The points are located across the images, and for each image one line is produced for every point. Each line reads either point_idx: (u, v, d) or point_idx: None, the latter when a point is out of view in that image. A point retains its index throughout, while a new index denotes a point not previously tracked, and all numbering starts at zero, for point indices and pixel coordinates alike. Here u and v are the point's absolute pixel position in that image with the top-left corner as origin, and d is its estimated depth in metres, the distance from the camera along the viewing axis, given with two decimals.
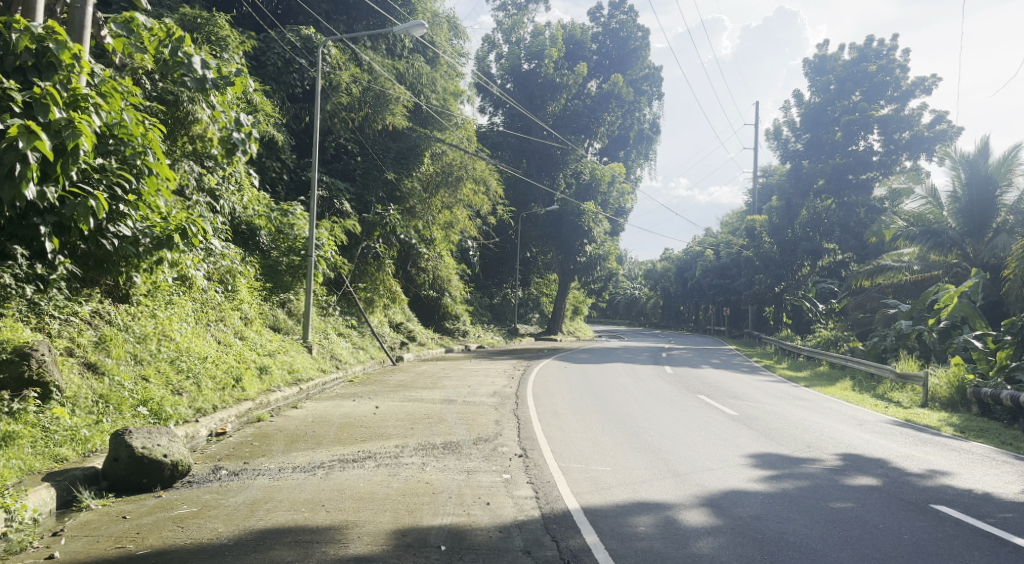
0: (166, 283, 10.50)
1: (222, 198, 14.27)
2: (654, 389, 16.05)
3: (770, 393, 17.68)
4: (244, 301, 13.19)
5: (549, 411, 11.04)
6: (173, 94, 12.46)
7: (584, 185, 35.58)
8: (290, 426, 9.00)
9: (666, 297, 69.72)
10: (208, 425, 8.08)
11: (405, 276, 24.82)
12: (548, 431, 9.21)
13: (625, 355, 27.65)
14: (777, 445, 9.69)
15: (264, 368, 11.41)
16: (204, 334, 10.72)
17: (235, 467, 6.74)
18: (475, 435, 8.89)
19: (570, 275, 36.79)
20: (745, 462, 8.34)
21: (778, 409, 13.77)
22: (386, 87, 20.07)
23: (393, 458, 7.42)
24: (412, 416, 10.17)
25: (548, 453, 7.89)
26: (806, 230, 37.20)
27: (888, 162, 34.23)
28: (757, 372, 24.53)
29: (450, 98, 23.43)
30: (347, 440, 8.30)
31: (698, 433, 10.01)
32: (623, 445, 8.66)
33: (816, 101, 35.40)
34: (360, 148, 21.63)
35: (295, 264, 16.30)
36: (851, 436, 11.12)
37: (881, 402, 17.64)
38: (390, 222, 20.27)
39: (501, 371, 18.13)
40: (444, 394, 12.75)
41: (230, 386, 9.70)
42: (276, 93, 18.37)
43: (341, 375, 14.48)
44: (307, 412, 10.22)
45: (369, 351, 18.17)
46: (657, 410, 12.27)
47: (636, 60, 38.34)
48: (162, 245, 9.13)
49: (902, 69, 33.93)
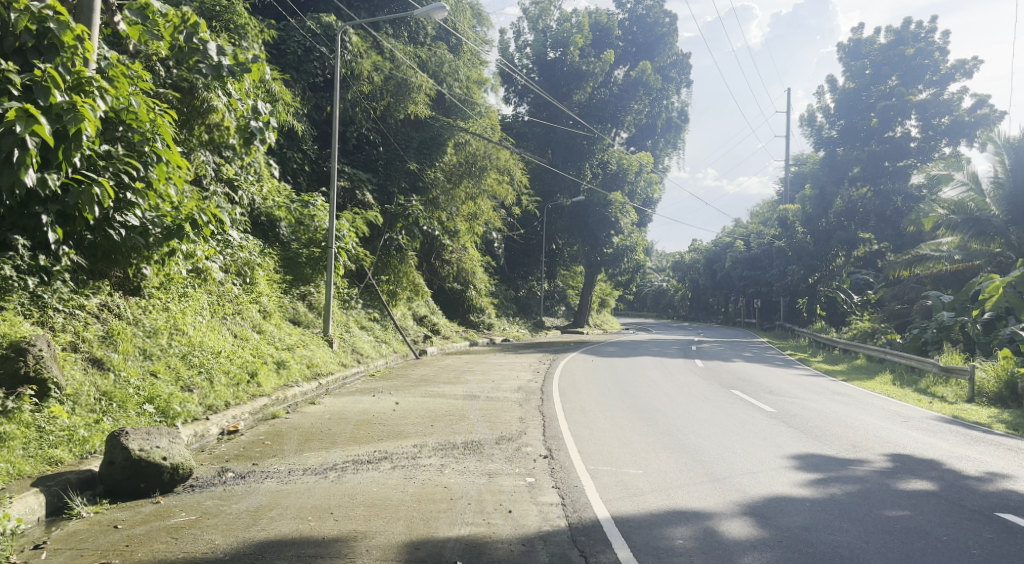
0: (180, 275, 10.19)
1: (240, 188, 14.09)
2: (686, 384, 15.49)
3: (806, 388, 16.95)
4: (263, 293, 12.84)
5: (576, 408, 10.55)
6: (188, 81, 12.03)
7: (611, 175, 34.95)
8: (306, 424, 8.62)
9: (695, 289, 68.82)
10: (219, 423, 7.74)
11: (428, 268, 24.43)
12: (575, 430, 8.74)
13: (653, 348, 27.02)
14: (820, 445, 9.10)
15: (282, 362, 11.05)
16: (220, 328, 10.36)
17: (242, 469, 6.35)
18: (497, 433, 8.42)
19: (597, 267, 36.22)
20: (787, 465, 7.78)
21: (818, 405, 13.12)
22: (408, 75, 19.67)
23: (410, 460, 6.98)
24: (433, 413, 9.72)
25: (575, 454, 7.42)
26: (840, 219, 36.09)
27: (926, 148, 32.99)
28: (791, 366, 23.74)
29: (473, 86, 22.91)
30: (363, 439, 7.87)
31: (734, 432, 9.45)
32: (654, 445, 8.14)
33: (851, 86, 34.39)
34: (382, 138, 21.21)
35: (315, 256, 15.84)
36: (897, 434, 10.47)
37: (925, 397, 16.87)
38: (413, 213, 20.13)
39: (526, 364, 17.66)
40: (467, 389, 12.31)
41: (245, 381, 9.34)
42: (298, 82, 17.98)
43: (362, 369, 14.14)
44: (325, 408, 9.83)
45: (391, 344, 17.81)
46: (690, 407, 11.68)
47: (664, 47, 37.43)
48: (173, 235, 8.83)
49: (941, 52, 32.54)
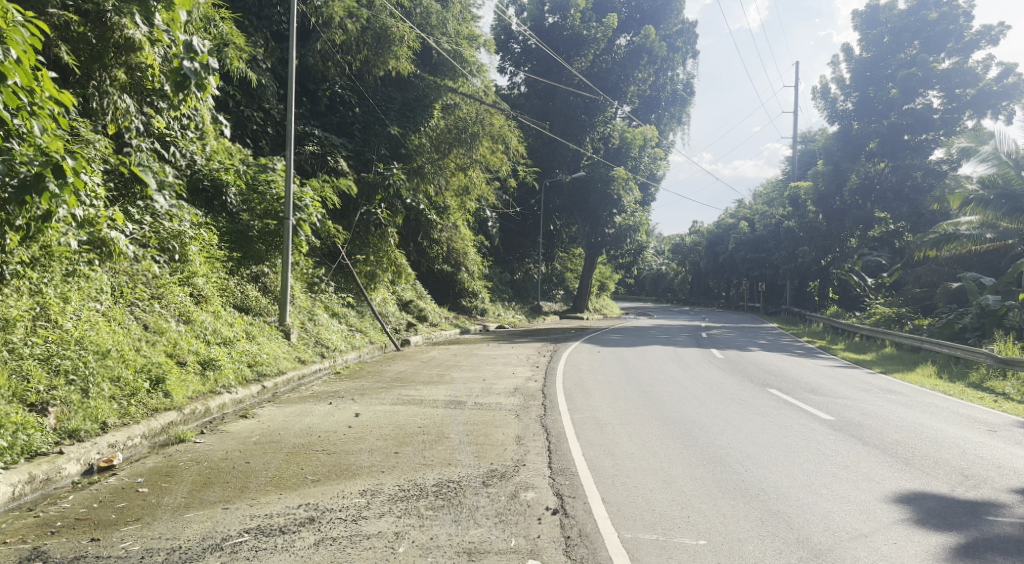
0: (67, 248, 7.74)
1: (173, 145, 11.67)
2: (713, 381, 13.08)
3: (848, 384, 14.53)
4: (197, 273, 10.34)
5: (589, 421, 8.17)
6: (93, 2, 9.29)
7: (614, 149, 32.49)
8: (217, 454, 6.15)
9: (697, 271, 66.66)
10: (81, 459, 5.43)
11: (415, 248, 22.09)
12: (593, 460, 6.36)
13: (661, 335, 24.61)
14: (926, 477, 6.71)
15: (211, 360, 8.50)
16: (124, 319, 7.92)
17: (65, 556, 3.98)
18: (486, 467, 5.98)
19: (598, 248, 33.90)
20: (904, 518, 5.36)
21: (882, 411, 10.68)
22: (388, 23, 17.02)
23: (350, 524, 4.56)
24: (402, 432, 7.25)
25: (598, 506, 5.08)
26: (855, 197, 33.16)
27: (950, 120, 29.66)
28: (813, 355, 21.36)
29: (464, 43, 20.21)
30: (290, 481, 5.42)
31: (803, 458, 7.07)
32: (708, 484, 5.78)
33: (868, 55, 31.56)
34: (359, 98, 18.69)
35: (270, 230, 13.01)
36: (1004, 453, 8.06)
37: (985, 395, 14.45)
38: (394, 183, 17.58)
39: (523, 356, 15.19)
40: (451, 392, 9.89)
41: (144, 391, 6.87)
42: (258, 31, 15.61)
43: (326, 366, 11.63)
44: (258, 425, 7.37)
45: (368, 334, 15.36)
46: (730, 416, 9.25)
47: (670, 12, 34.63)
48: (29, 189, 6.31)
49: (968, 17, 29.50)
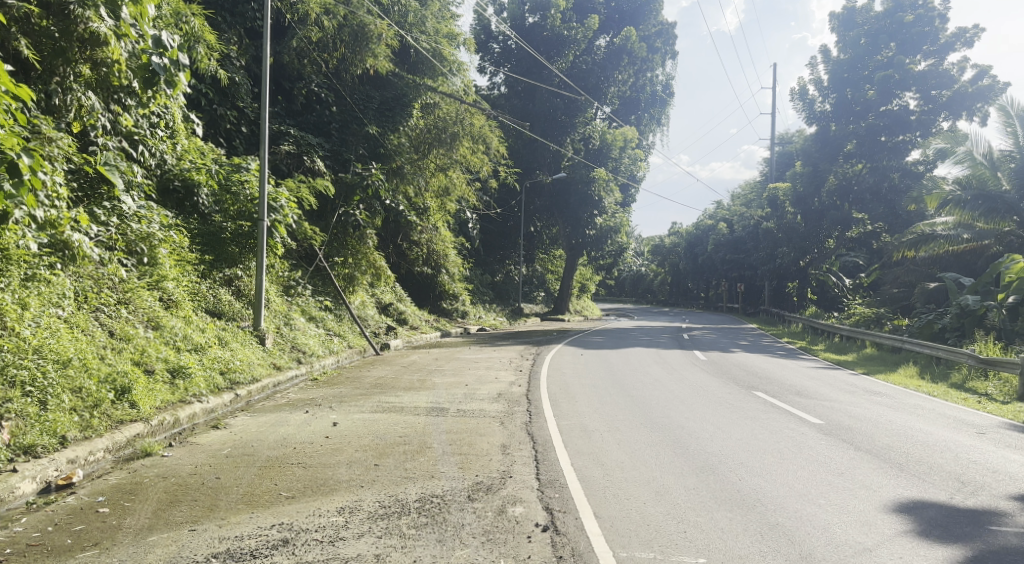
0: (26, 251, 7.35)
1: (143, 144, 11.25)
2: (698, 384, 12.87)
3: (834, 386, 14.40)
4: (167, 276, 9.94)
5: (575, 428, 7.90)
6: None
7: (595, 150, 32.36)
8: (186, 469, 5.81)
9: (677, 272, 66.83)
10: (36, 477, 5.07)
11: (395, 250, 21.74)
12: (583, 470, 6.10)
13: (643, 337, 24.46)
14: (922, 484, 6.52)
15: (182, 368, 8.13)
16: (88, 326, 7.55)
17: None
18: (470, 480, 5.69)
19: (579, 249, 33.73)
20: (907, 530, 5.14)
21: (870, 414, 10.53)
22: (365, 20, 16.64)
23: (327, 546, 4.26)
24: (382, 442, 6.93)
25: (591, 521, 4.82)
26: (834, 198, 33.29)
27: (926, 122, 29.91)
28: (795, 355, 21.29)
29: (444, 41, 19.88)
30: (262, 498, 5.09)
31: (796, 465, 6.87)
32: (703, 495, 5.55)
33: (845, 57, 31.62)
34: (336, 97, 18.34)
35: (243, 232, 12.65)
36: (997, 457, 7.91)
37: (968, 396, 14.41)
38: (373, 183, 17.12)
39: (506, 360, 14.92)
40: (433, 398, 9.57)
41: (109, 402, 6.50)
42: (231, 28, 15.17)
43: (302, 372, 11.26)
44: (229, 436, 7.02)
45: (346, 338, 14.99)
46: (718, 420, 9.04)
47: (650, 13, 34.59)
48: None
49: (942, 19, 29.68)
